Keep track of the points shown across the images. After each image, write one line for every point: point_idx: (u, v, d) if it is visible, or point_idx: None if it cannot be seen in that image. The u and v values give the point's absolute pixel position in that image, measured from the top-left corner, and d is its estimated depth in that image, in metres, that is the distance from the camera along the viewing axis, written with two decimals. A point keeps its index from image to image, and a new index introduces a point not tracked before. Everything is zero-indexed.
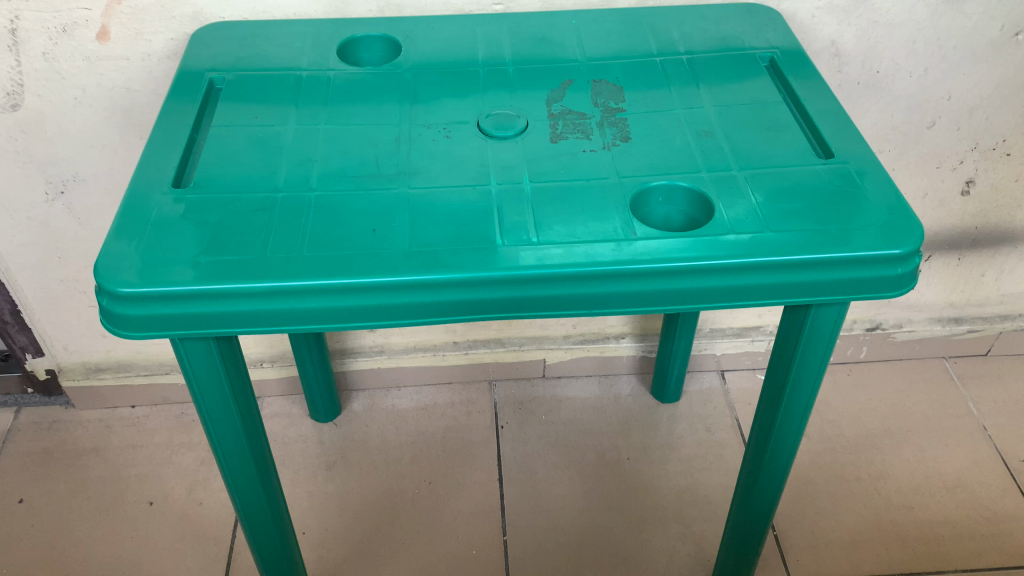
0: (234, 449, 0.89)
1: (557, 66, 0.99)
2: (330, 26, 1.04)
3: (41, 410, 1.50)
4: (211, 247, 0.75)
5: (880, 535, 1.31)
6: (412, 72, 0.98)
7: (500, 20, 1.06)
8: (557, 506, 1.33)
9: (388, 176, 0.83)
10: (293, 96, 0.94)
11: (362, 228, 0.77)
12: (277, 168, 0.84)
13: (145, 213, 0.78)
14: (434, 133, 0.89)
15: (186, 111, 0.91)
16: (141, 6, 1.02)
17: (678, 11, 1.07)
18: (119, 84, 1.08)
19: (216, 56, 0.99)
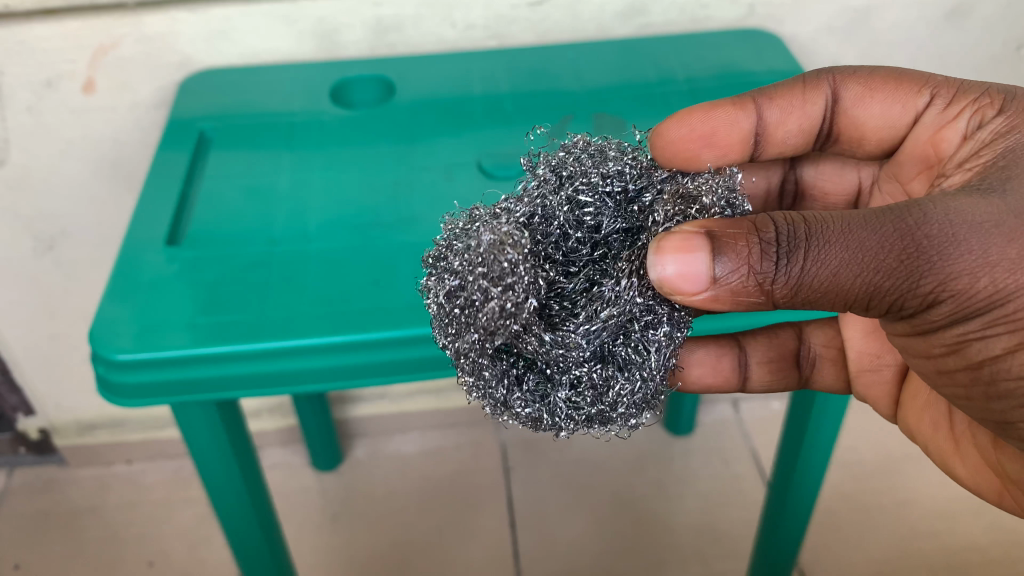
0: (239, 511, 0.86)
1: (556, 98, 0.96)
2: (322, 69, 1.01)
3: (33, 470, 1.46)
4: (211, 307, 0.72)
5: (907, 564, 1.27)
6: (407, 110, 0.95)
7: (495, 54, 1.03)
8: (572, 548, 1.29)
9: (390, 223, 0.80)
10: (286, 143, 0.91)
11: (366, 280, 0.74)
12: (275, 219, 0.81)
13: (138, 273, 0.75)
14: (435, 175, 0.86)
15: (179, 163, 0.89)
16: (127, 57, 0.99)
17: (677, 40, 1.05)
18: (108, 136, 1.05)
19: (205, 105, 0.97)
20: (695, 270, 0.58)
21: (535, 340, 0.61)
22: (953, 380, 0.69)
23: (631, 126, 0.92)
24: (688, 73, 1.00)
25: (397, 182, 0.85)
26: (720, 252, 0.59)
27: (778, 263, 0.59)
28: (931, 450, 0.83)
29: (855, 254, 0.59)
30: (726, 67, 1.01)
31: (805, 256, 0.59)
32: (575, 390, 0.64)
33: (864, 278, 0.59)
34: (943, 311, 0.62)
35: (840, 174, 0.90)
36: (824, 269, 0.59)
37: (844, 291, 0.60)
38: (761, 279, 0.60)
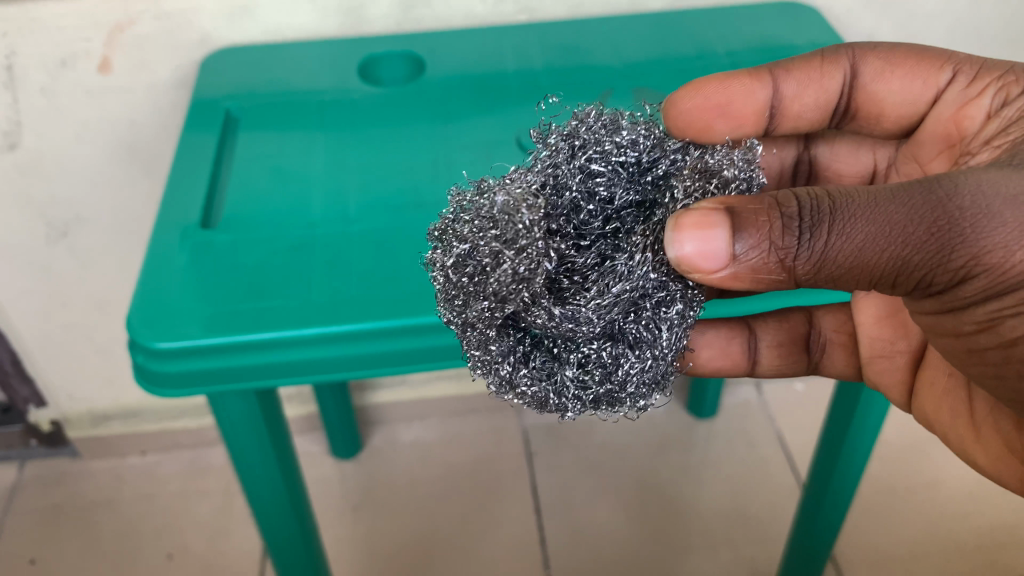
0: (274, 505, 0.83)
1: (593, 73, 0.94)
2: (347, 46, 0.98)
3: (45, 463, 1.43)
4: (249, 292, 0.69)
5: (937, 545, 1.26)
6: (439, 88, 0.92)
7: (526, 32, 1.00)
8: (600, 534, 1.27)
9: (434, 207, 0.77)
10: (318, 124, 0.89)
11: (412, 263, 0.71)
12: (314, 201, 0.78)
13: (174, 257, 0.72)
14: (473, 154, 0.83)
15: (208, 145, 0.86)
16: (146, 35, 0.95)
17: (711, 17, 1.03)
18: (123, 118, 1.01)
19: (233, 89, 0.94)
20: (707, 241, 0.55)
21: (543, 313, 0.57)
22: (982, 366, 0.64)
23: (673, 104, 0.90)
24: (726, 52, 0.98)
25: (434, 162, 0.83)
26: (738, 227, 0.55)
27: (800, 239, 0.55)
28: (953, 438, 0.79)
29: (880, 228, 0.55)
30: (762, 47, 0.99)
31: (828, 231, 0.55)
32: (584, 366, 0.61)
33: (891, 252, 0.55)
34: (976, 287, 0.57)
35: (855, 156, 0.86)
36: (848, 244, 0.55)
37: (870, 266, 0.56)
38: (782, 256, 0.56)
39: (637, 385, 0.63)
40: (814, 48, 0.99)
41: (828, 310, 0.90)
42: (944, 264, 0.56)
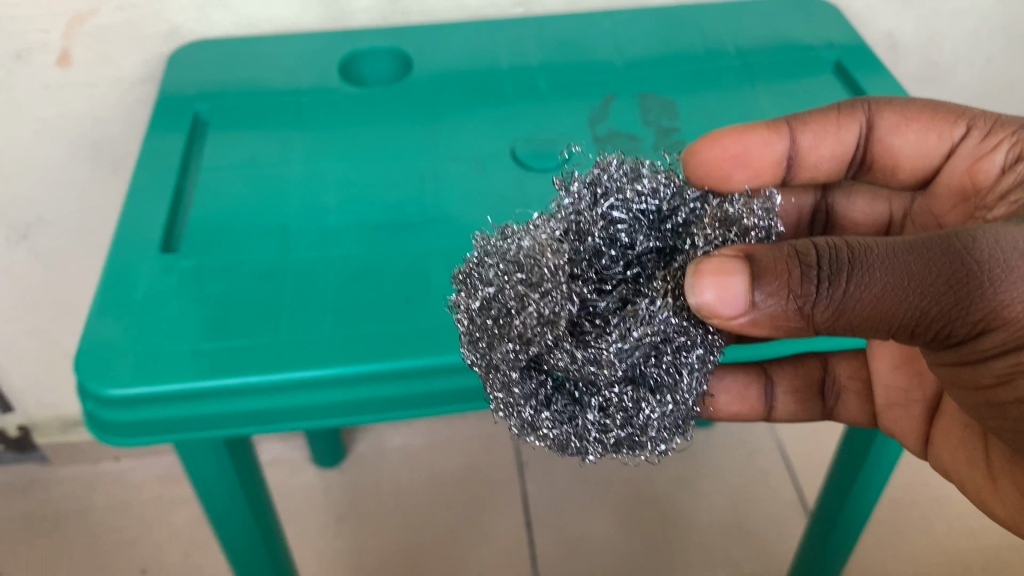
0: (246, 548, 0.77)
1: (595, 74, 0.88)
2: (329, 40, 0.90)
3: (14, 468, 1.36)
4: (214, 328, 0.62)
5: (943, 564, 1.21)
6: (427, 88, 0.85)
7: (523, 25, 0.93)
8: (594, 550, 1.22)
9: (421, 226, 0.71)
10: (295, 127, 0.81)
11: (397, 293, 0.65)
12: (289, 216, 0.71)
13: (130, 284, 0.65)
14: (465, 166, 0.77)
15: (173, 150, 0.79)
16: (108, 27, 0.87)
17: (720, 12, 0.96)
18: (88, 115, 0.94)
19: (205, 86, 0.86)
20: (729, 292, 0.51)
21: (566, 357, 0.53)
22: (1001, 421, 0.60)
23: (680, 112, 0.83)
24: (737, 52, 0.91)
25: (423, 174, 0.76)
26: (757, 278, 0.52)
27: (820, 286, 0.52)
28: (964, 481, 0.74)
29: (898, 277, 0.52)
30: (776, 48, 0.92)
31: (847, 280, 0.52)
32: (606, 411, 0.56)
33: (907, 302, 0.52)
34: (995, 340, 0.54)
35: (871, 205, 0.79)
36: (866, 292, 0.52)
37: (887, 317, 0.53)
38: (802, 303, 0.53)
39: (657, 430, 0.58)
40: (831, 48, 0.92)
41: (844, 355, 0.84)
42: (958, 316, 0.53)
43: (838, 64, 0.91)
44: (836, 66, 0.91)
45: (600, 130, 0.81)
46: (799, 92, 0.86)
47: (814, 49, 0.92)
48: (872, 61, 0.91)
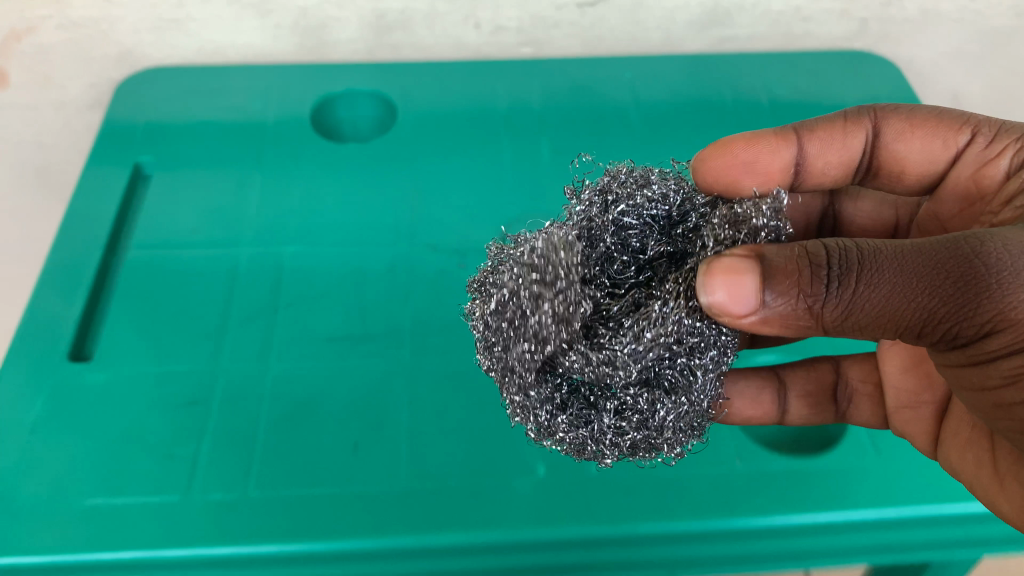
0: None
1: (605, 128, 0.76)
2: (300, 74, 0.78)
3: None
4: (120, 482, 0.54)
5: None
6: (408, 134, 0.74)
7: (528, 66, 0.81)
8: None
9: (378, 345, 0.61)
10: (248, 193, 0.70)
11: (340, 442, 0.56)
12: (224, 325, 0.61)
13: (32, 417, 0.57)
14: (444, 259, 0.66)
15: (100, 215, 0.69)
16: (53, 47, 0.83)
17: (758, 59, 0.83)
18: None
19: (152, 130, 0.75)
20: (746, 286, 0.39)
21: (578, 359, 0.42)
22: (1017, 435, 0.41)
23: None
24: (774, 112, 0.78)
25: (391, 267, 0.65)
26: (768, 275, 0.39)
27: (829, 287, 0.39)
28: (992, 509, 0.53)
29: (907, 276, 0.38)
30: (820, 108, 0.79)
31: (858, 278, 0.38)
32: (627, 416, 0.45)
33: (916, 285, 0.37)
34: (1008, 350, 0.38)
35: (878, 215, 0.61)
36: (875, 291, 0.38)
37: (897, 320, 0.38)
38: (815, 304, 0.39)
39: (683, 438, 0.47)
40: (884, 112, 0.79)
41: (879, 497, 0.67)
42: (985, 306, 0.37)
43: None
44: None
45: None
46: None
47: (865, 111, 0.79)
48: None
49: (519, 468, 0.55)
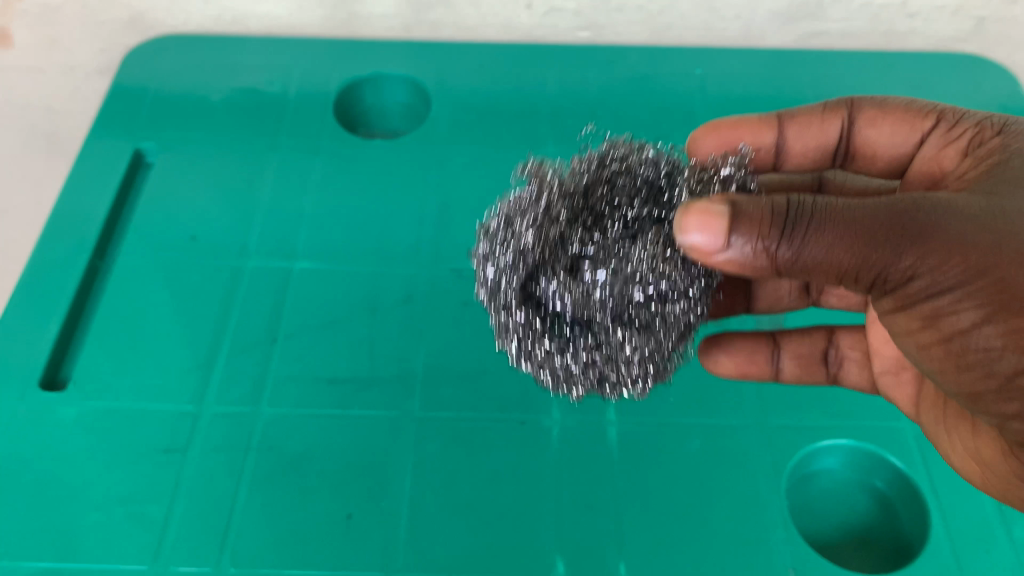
0: None
1: (672, 126, 0.72)
2: (337, 48, 0.78)
3: None
4: (82, 545, 0.52)
5: None
6: (445, 124, 0.72)
7: (584, 55, 0.78)
8: None
9: (384, 390, 0.58)
10: (259, 197, 0.68)
11: (333, 510, 0.53)
12: (205, 368, 0.59)
13: (13, 459, 0.55)
14: (469, 288, 0.62)
15: (103, 188, 0.70)
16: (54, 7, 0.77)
17: (831, 64, 0.78)
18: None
19: (179, 105, 0.75)
20: (719, 226, 0.37)
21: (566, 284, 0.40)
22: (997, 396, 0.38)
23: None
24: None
25: (409, 297, 0.62)
26: (739, 222, 0.37)
27: (780, 238, 0.38)
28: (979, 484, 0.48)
29: (845, 227, 0.37)
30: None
31: (805, 227, 0.37)
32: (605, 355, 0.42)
33: (856, 234, 0.36)
34: (940, 298, 0.37)
35: None
36: (819, 242, 0.37)
37: (835, 267, 0.37)
38: (770, 248, 0.38)
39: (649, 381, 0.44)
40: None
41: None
42: (906, 252, 0.36)
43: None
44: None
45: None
46: None
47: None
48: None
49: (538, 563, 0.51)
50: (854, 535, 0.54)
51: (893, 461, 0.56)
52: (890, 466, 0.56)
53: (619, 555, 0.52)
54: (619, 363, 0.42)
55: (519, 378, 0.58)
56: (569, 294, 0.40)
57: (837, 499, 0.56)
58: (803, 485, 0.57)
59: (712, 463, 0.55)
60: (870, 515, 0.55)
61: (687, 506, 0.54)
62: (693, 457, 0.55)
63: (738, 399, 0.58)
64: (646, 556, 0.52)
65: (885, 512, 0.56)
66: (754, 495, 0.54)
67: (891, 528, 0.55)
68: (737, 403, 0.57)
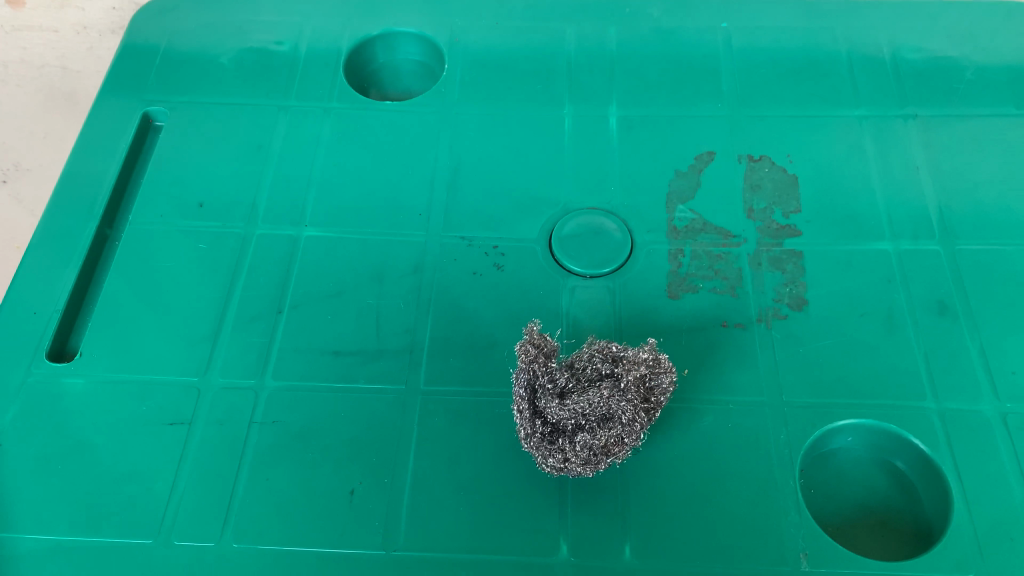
0: None
1: (687, 75, 0.80)
2: (350, 10, 0.87)
3: None
4: (116, 517, 0.58)
5: None
6: (465, 77, 0.81)
7: (610, 11, 0.86)
8: None
9: (391, 365, 0.63)
10: (265, 156, 0.76)
11: (337, 487, 0.58)
12: (219, 331, 0.66)
13: (62, 439, 0.61)
14: (480, 259, 0.69)
15: (112, 150, 0.77)
16: None
17: (841, 22, 0.84)
18: (66, 55, 0.98)
19: (188, 62, 0.84)
20: None
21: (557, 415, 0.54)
22: None
23: (799, 201, 0.71)
24: (847, 81, 0.79)
25: (417, 268, 0.68)
26: None
27: None
28: None
29: None
30: (890, 84, 0.79)
31: None
32: (560, 466, 0.56)
33: None
34: None
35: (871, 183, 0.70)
36: None
37: None
38: None
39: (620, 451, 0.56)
40: (952, 89, 0.78)
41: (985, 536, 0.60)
42: None
43: (963, 118, 0.76)
44: (961, 124, 0.76)
45: (681, 214, 0.71)
46: (897, 172, 0.73)
47: (935, 91, 0.78)
48: (1004, 121, 0.76)
49: (542, 547, 0.56)
50: (875, 517, 0.59)
51: (916, 444, 0.59)
52: (914, 449, 0.59)
53: (626, 538, 0.56)
54: (582, 442, 0.54)
55: (528, 354, 0.64)
56: (568, 411, 0.53)
57: (850, 471, 0.61)
58: (822, 462, 0.61)
59: (725, 446, 0.59)
60: (887, 490, 0.60)
61: (695, 486, 0.58)
62: (708, 434, 0.60)
63: (754, 378, 0.62)
64: (649, 540, 0.56)
65: (905, 491, 0.60)
66: (770, 477, 0.58)
67: (913, 507, 0.59)
68: (750, 382, 0.62)
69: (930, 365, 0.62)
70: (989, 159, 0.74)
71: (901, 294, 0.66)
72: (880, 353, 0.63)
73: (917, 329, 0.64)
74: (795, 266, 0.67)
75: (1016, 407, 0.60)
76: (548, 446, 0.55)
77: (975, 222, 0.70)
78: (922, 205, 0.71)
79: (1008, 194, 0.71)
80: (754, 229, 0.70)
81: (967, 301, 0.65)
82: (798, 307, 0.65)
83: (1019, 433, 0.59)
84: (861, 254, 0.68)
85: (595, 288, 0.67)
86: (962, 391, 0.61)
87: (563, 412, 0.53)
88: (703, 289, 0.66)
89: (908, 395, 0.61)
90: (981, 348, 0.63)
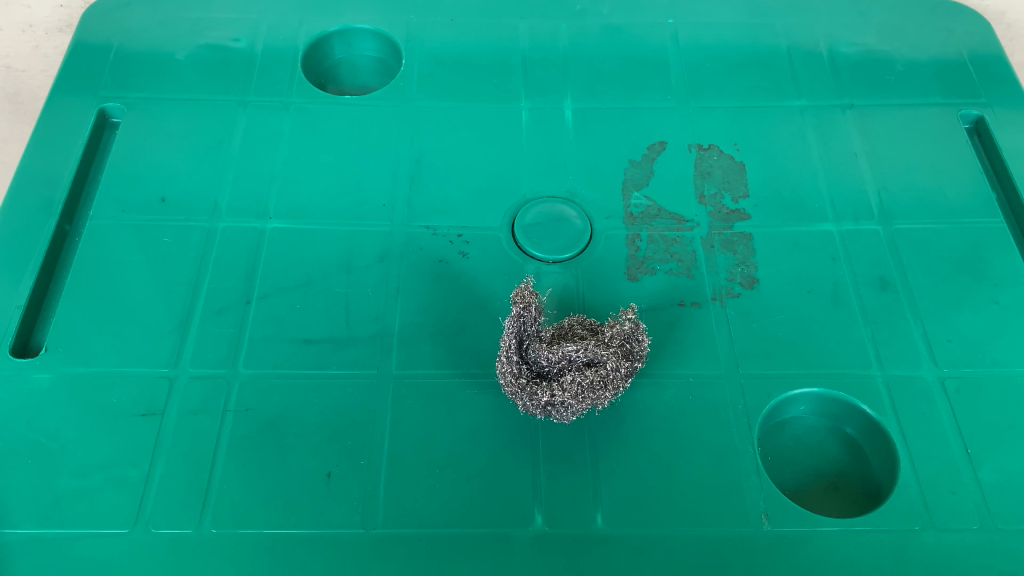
0: None
1: (637, 69, 0.83)
2: (305, 7, 0.88)
3: None
4: (91, 510, 0.57)
5: None
6: (423, 71, 0.82)
7: (560, 8, 0.88)
8: None
9: (362, 350, 0.64)
10: (226, 151, 0.76)
11: (313, 470, 0.59)
12: (187, 325, 0.65)
13: (31, 435, 0.60)
14: (445, 246, 0.70)
15: (69, 146, 0.76)
16: None
17: (780, 20, 0.88)
18: (10, 54, 1.03)
19: (142, 60, 0.83)
20: None
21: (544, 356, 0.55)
22: None
23: (747, 186, 0.74)
24: (787, 74, 0.83)
25: (383, 257, 0.69)
26: None
27: None
28: None
29: None
30: (828, 76, 0.83)
31: None
32: (544, 408, 0.56)
33: None
34: None
35: None
36: None
37: None
38: None
39: (602, 398, 0.56)
40: (884, 81, 0.83)
41: None
42: None
43: (895, 107, 0.81)
44: (894, 112, 0.80)
45: (636, 201, 0.73)
46: (837, 158, 0.77)
47: (869, 82, 0.83)
48: (932, 109, 0.81)
49: (518, 520, 0.57)
50: (827, 480, 0.62)
51: (863, 410, 0.62)
52: (863, 414, 0.63)
53: (597, 508, 0.58)
54: (566, 383, 0.54)
55: (496, 337, 0.65)
56: (556, 354, 0.55)
57: (803, 440, 0.64)
58: (779, 430, 0.64)
59: (688, 417, 0.62)
60: (837, 456, 0.64)
61: (662, 457, 0.60)
62: (671, 407, 0.62)
63: (712, 353, 0.65)
64: (619, 509, 0.58)
65: (857, 456, 0.63)
66: (731, 445, 0.60)
67: (862, 469, 0.63)
68: (707, 357, 0.64)
69: (874, 336, 0.66)
70: (919, 144, 0.78)
71: (846, 271, 0.69)
72: (828, 327, 0.66)
73: (861, 303, 0.68)
74: (746, 247, 0.71)
75: (953, 371, 0.64)
76: (534, 392, 0.55)
77: (908, 203, 0.74)
78: (862, 189, 0.75)
79: (938, 178, 0.76)
80: (706, 213, 0.73)
81: (905, 276, 0.69)
82: (750, 285, 0.68)
83: (957, 395, 0.63)
84: (807, 235, 0.71)
85: (557, 273, 0.69)
86: (904, 359, 0.65)
87: (552, 354, 0.55)
88: (660, 271, 0.69)
89: (856, 365, 0.64)
90: (920, 320, 0.67)
